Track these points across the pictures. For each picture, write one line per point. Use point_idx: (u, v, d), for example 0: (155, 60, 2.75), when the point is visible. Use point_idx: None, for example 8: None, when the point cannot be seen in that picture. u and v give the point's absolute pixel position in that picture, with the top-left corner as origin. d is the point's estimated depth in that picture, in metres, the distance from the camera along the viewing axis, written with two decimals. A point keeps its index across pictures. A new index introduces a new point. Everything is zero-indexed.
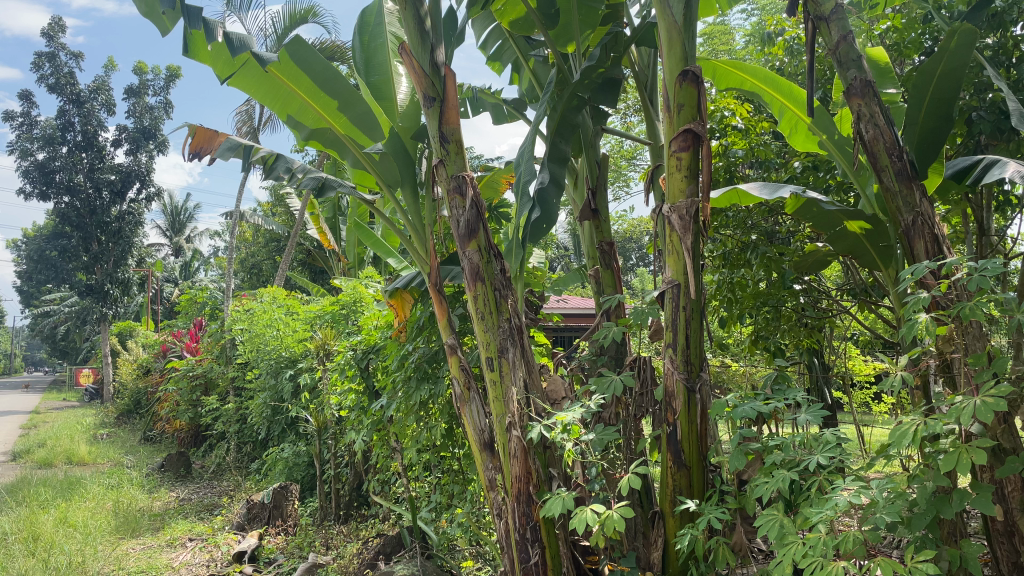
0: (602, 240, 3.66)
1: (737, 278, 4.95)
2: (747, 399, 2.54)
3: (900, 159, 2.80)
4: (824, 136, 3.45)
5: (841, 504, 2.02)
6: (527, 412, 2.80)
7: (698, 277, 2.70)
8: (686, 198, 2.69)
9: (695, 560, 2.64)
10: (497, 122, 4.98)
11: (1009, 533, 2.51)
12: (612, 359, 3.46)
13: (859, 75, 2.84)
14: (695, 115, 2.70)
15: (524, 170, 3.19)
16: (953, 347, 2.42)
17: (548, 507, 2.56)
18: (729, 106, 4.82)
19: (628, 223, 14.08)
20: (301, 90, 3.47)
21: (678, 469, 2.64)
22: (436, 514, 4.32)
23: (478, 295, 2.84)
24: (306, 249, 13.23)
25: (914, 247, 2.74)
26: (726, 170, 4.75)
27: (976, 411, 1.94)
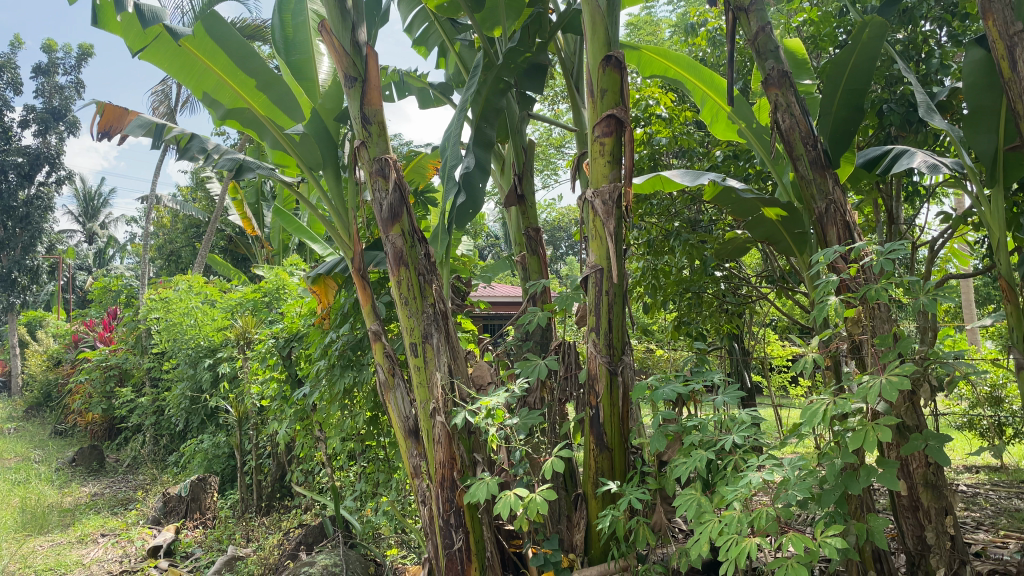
0: (528, 226, 3.69)
1: (661, 265, 5.05)
2: (667, 381, 2.59)
3: (815, 148, 2.87)
4: (743, 125, 3.52)
5: (755, 482, 2.09)
6: (452, 398, 2.78)
7: (621, 261, 2.72)
8: (609, 183, 2.72)
9: (616, 540, 2.68)
10: (424, 106, 4.92)
11: (913, 508, 2.62)
12: (537, 344, 3.48)
13: (777, 66, 2.91)
14: (618, 101, 2.72)
15: (450, 154, 3.15)
16: (862, 328, 2.51)
17: (472, 493, 2.56)
18: (653, 95, 4.88)
19: (556, 211, 14.20)
20: (218, 67, 3.33)
21: (601, 452, 2.68)
22: (361, 503, 4.27)
23: (401, 280, 2.80)
24: (228, 236, 12.86)
25: (826, 234, 2.83)
26: (651, 158, 4.81)
27: (881, 390, 2.03)
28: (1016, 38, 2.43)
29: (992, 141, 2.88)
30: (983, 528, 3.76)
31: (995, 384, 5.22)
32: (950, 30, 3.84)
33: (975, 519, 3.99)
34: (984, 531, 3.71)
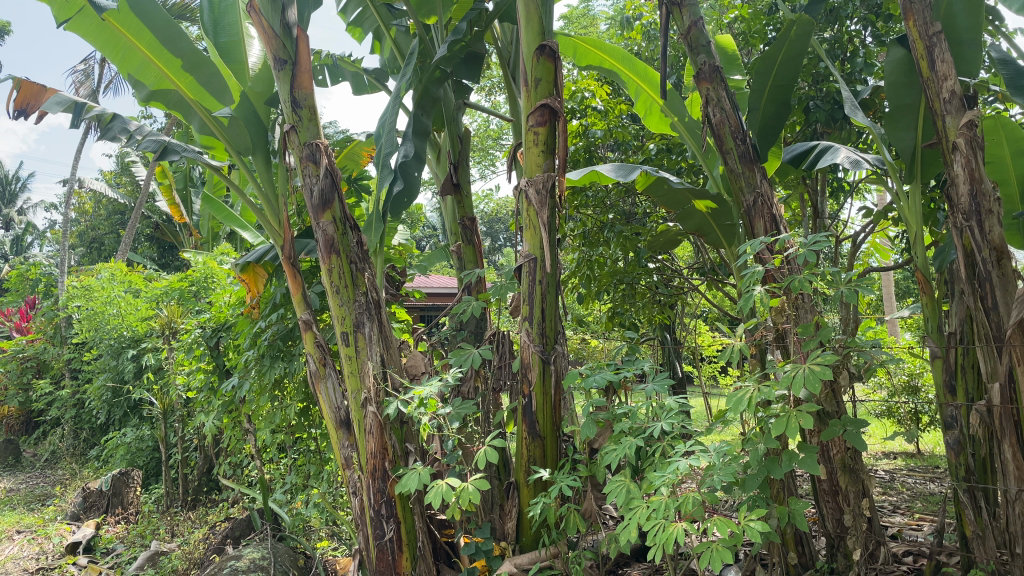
0: (463, 215, 3.67)
1: (596, 256, 5.11)
2: (598, 369, 2.62)
3: (744, 143, 2.93)
4: (676, 118, 3.57)
5: (682, 468, 2.13)
6: (384, 387, 2.75)
7: (554, 250, 2.73)
8: (543, 173, 2.73)
9: (547, 528, 2.70)
10: (358, 92, 4.84)
11: (833, 492, 2.70)
12: (472, 333, 3.47)
13: (709, 60, 2.96)
14: (552, 90, 2.72)
15: (385, 142, 3.11)
16: (786, 317, 2.59)
17: (404, 483, 2.54)
18: (589, 88, 4.91)
19: (493, 203, 14.21)
20: (142, 44, 3.17)
21: (533, 440, 2.69)
22: (291, 496, 4.18)
23: (333, 268, 2.75)
24: (155, 223, 12.46)
25: (754, 226, 2.89)
26: (586, 150, 4.85)
27: (803, 378, 2.09)
28: (935, 39, 2.52)
29: (910, 138, 2.98)
30: (899, 511, 3.92)
31: (912, 373, 5.46)
32: (873, 30, 3.98)
33: (892, 503, 4.16)
34: (900, 513, 3.87)
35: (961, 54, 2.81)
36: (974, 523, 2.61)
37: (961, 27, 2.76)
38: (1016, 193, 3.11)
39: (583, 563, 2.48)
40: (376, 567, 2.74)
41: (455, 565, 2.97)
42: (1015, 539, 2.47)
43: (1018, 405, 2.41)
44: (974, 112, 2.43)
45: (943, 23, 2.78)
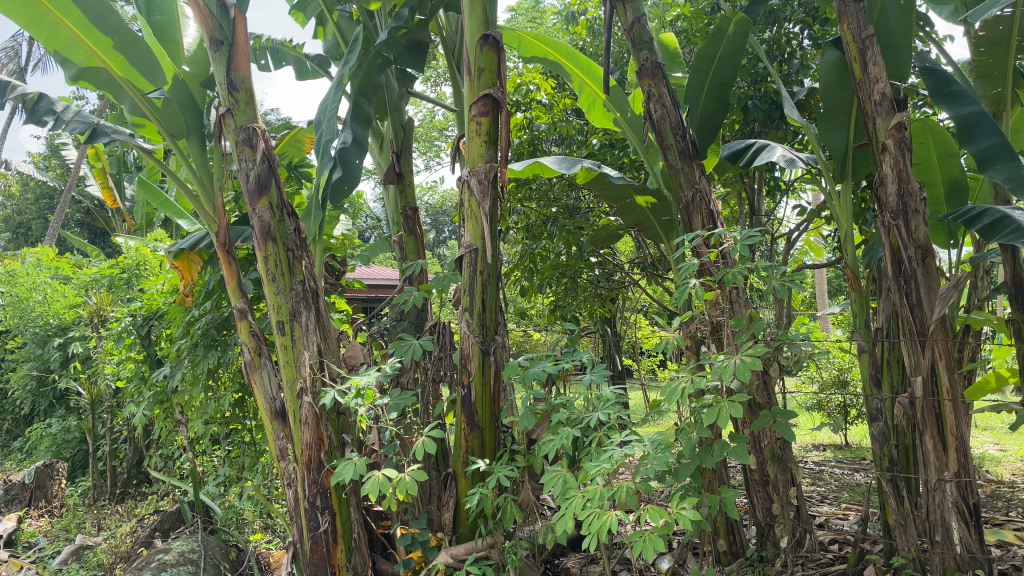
0: (406, 205, 3.62)
1: (539, 249, 5.04)
2: (538, 360, 2.63)
3: (684, 139, 2.97)
4: (619, 114, 3.59)
5: (617, 457, 2.16)
6: (320, 377, 2.71)
7: (495, 242, 2.73)
8: (485, 163, 2.72)
9: (484, 519, 2.70)
10: (300, 78, 4.74)
11: (764, 482, 2.77)
12: (412, 324, 3.44)
13: (651, 57, 2.98)
14: (495, 80, 2.71)
15: (325, 128, 3.05)
16: (720, 311, 2.64)
17: (339, 474, 2.51)
18: (534, 81, 4.91)
19: (438, 195, 14.15)
20: (70, 22, 2.98)
21: (471, 431, 2.68)
22: (224, 488, 4.08)
23: (269, 256, 2.69)
24: (86, 208, 12.02)
25: (692, 221, 2.94)
26: (531, 143, 4.85)
27: (735, 369, 2.13)
28: (868, 42, 2.59)
29: (843, 138, 3.06)
30: (826, 501, 4.04)
31: (840, 368, 5.63)
32: (811, 33, 4.07)
33: (820, 493, 4.29)
34: (828, 503, 3.99)
35: (893, 57, 2.89)
36: (896, 512, 2.69)
37: (894, 31, 2.84)
38: (941, 194, 3.23)
39: (519, 553, 2.49)
40: (310, 560, 2.70)
41: (391, 556, 2.96)
42: (934, 526, 2.56)
43: (938, 397, 2.50)
44: (903, 114, 2.51)
45: (877, 26, 2.86)
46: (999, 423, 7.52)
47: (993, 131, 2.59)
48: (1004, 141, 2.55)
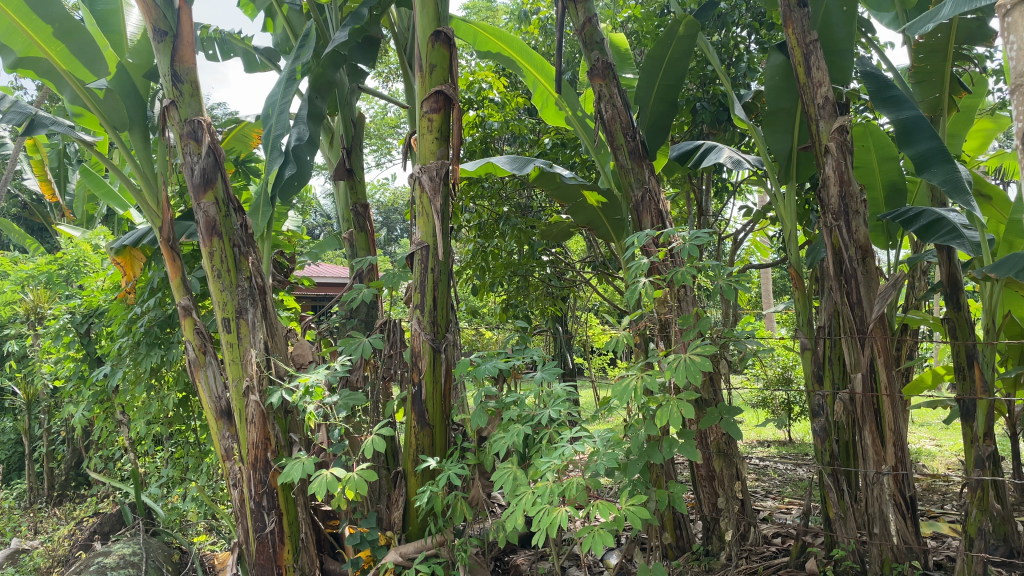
0: (357, 202, 3.58)
1: (491, 248, 5.09)
2: (489, 357, 2.64)
3: (634, 139, 3.01)
4: (570, 112, 3.59)
5: (567, 454, 2.18)
6: (267, 375, 2.67)
7: (446, 239, 2.73)
8: (437, 160, 2.71)
9: (433, 517, 2.70)
10: (248, 71, 4.66)
11: (710, 477, 2.83)
12: (362, 322, 3.39)
13: (601, 57, 3.01)
14: (447, 77, 2.71)
15: (275, 123, 3.00)
16: (669, 308, 2.69)
17: (286, 473, 2.47)
18: (487, 79, 4.91)
19: (390, 193, 14.06)
20: (9, 8, 2.91)
21: (422, 429, 2.67)
22: (166, 490, 3.99)
23: (214, 252, 2.64)
24: (22, 202, 11.62)
25: (641, 221, 2.97)
26: (483, 141, 4.87)
27: (683, 366, 2.17)
28: (811, 47, 2.66)
29: (787, 141, 3.14)
30: (771, 496, 4.13)
31: (784, 366, 5.77)
32: (758, 37, 4.16)
33: (765, 488, 4.39)
34: (772, 498, 4.08)
35: (837, 62, 2.97)
36: (837, 505, 2.75)
37: (838, 37, 2.92)
38: (881, 196, 3.32)
39: (468, 551, 2.49)
40: (256, 561, 2.65)
41: (339, 556, 2.93)
42: (872, 519, 2.64)
43: (877, 393, 2.58)
44: (845, 118, 2.58)
45: (821, 32, 2.93)
46: (934, 419, 7.78)
47: (931, 135, 2.67)
48: (941, 145, 2.63)
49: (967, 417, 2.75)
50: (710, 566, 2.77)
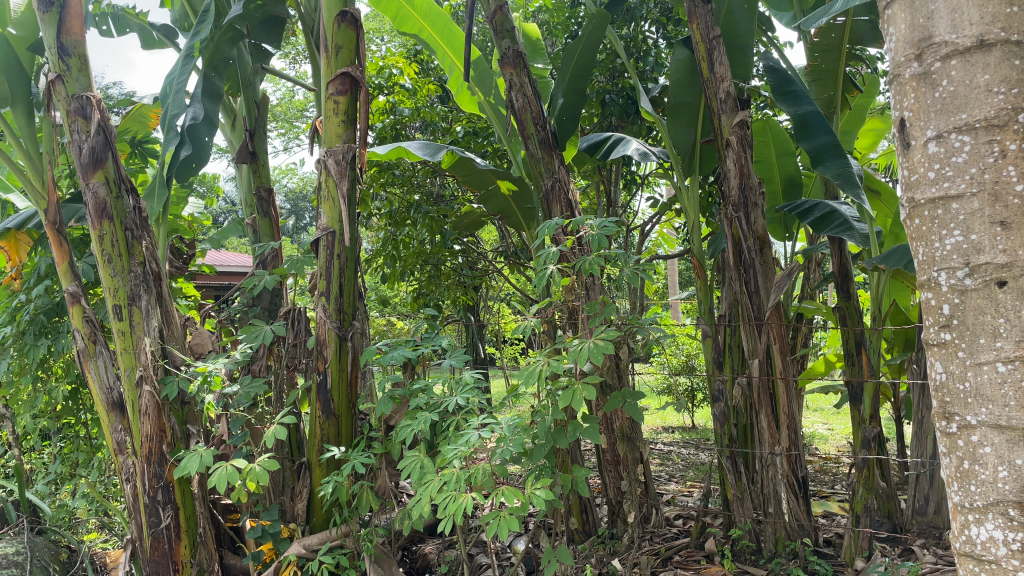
0: (260, 185, 3.46)
1: (402, 237, 5.02)
2: (397, 345, 2.61)
3: (544, 129, 3.02)
4: (483, 98, 3.56)
5: (473, 441, 2.18)
6: (162, 364, 2.57)
7: (353, 224, 2.68)
8: (343, 144, 2.65)
9: (338, 507, 2.66)
10: (145, 48, 4.44)
11: (615, 462, 2.90)
12: (265, 310, 3.29)
13: (512, 46, 3.00)
14: (353, 59, 2.65)
15: (172, 102, 2.87)
16: (576, 296, 2.73)
17: (183, 466, 2.38)
18: (398, 65, 4.83)
19: (298, 179, 13.71)
20: None
21: (327, 418, 2.62)
22: (55, 488, 3.78)
23: (104, 236, 2.51)
24: None
25: (551, 210, 2.99)
26: (393, 127, 4.80)
27: (589, 352, 2.20)
28: (715, 42, 2.72)
29: (690, 134, 3.22)
30: (673, 480, 4.25)
31: (688, 354, 5.94)
32: (664, 32, 4.23)
33: (668, 472, 4.50)
34: (675, 482, 4.20)
35: (738, 58, 3.07)
36: (734, 486, 2.83)
37: (740, 33, 3.00)
38: (778, 189, 3.46)
39: (374, 541, 2.47)
40: (150, 557, 2.55)
41: (239, 550, 2.86)
42: (767, 499, 2.76)
43: (772, 377, 2.69)
44: (745, 113, 2.66)
45: (724, 27, 3.01)
46: (827, 404, 8.17)
47: (826, 130, 2.79)
48: (835, 140, 2.75)
49: (855, 400, 2.90)
50: (614, 548, 2.85)
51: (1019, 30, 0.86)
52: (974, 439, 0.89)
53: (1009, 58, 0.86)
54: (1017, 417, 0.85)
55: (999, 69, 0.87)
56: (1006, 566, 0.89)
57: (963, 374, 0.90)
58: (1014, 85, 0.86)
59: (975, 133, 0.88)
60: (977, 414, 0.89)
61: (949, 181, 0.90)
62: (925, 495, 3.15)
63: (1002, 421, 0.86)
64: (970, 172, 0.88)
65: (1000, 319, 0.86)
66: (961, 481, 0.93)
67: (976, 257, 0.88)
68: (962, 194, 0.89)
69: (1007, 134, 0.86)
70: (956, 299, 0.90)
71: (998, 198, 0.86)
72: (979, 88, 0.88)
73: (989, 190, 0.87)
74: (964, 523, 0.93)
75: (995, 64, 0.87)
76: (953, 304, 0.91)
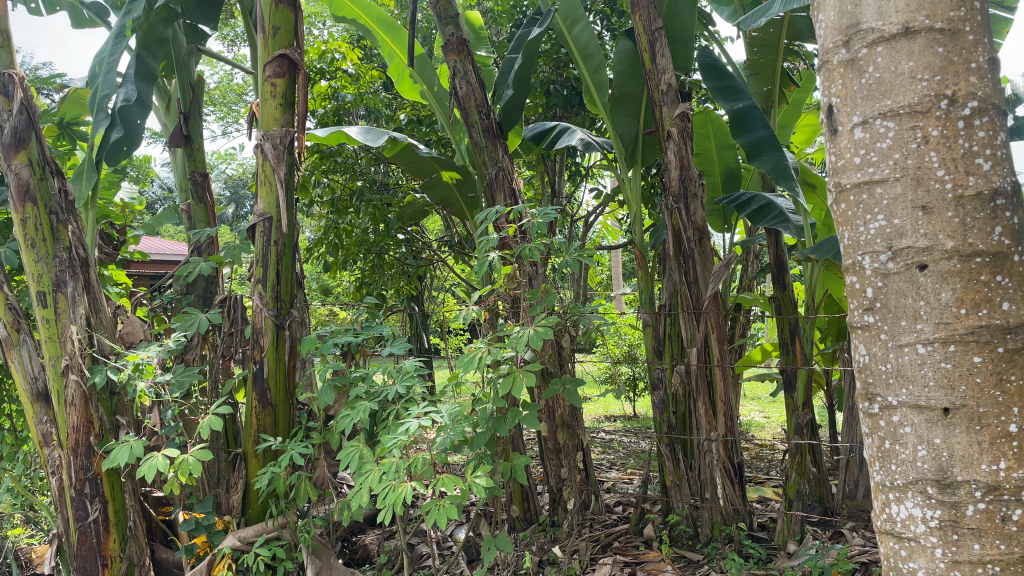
0: (194, 170, 3.34)
1: (343, 225, 4.90)
2: (337, 334, 2.57)
3: (488, 117, 3.01)
4: (426, 87, 3.52)
5: (413, 430, 2.15)
6: (89, 353, 2.48)
7: (290, 210, 2.62)
8: (280, 127, 2.59)
9: (275, 498, 2.61)
10: (75, 27, 4.27)
11: (557, 450, 2.91)
12: (200, 297, 3.19)
13: (456, 32, 2.97)
14: (291, 40, 2.59)
15: (102, 81, 2.75)
16: (518, 284, 2.73)
17: (112, 458, 2.30)
18: (340, 50, 4.74)
19: (237, 165, 13.39)
20: None
21: (263, 408, 2.56)
22: None
23: (27, 220, 2.41)
24: None
25: (495, 198, 2.98)
26: (336, 113, 4.68)
27: (529, 339, 2.21)
28: (656, 34, 2.74)
29: (632, 125, 3.24)
30: (614, 467, 4.30)
31: (630, 344, 6.01)
32: (608, 24, 4.24)
33: (609, 460, 4.56)
34: (616, 469, 4.25)
35: (679, 50, 3.10)
36: (673, 473, 2.88)
37: (682, 25, 3.03)
38: (718, 181, 3.52)
39: (312, 531, 2.43)
40: (76, 552, 2.46)
41: (172, 543, 2.79)
42: (704, 485, 2.82)
43: (710, 365, 2.73)
44: (685, 105, 2.69)
45: (667, 19, 3.03)
46: (763, 392, 8.40)
47: (763, 124, 2.84)
48: (771, 134, 2.81)
49: (789, 388, 2.97)
50: (554, 536, 2.86)
51: (943, 18, 0.89)
52: (895, 420, 0.92)
53: (932, 45, 0.89)
54: (935, 397, 0.88)
55: (922, 56, 0.89)
56: (925, 543, 0.92)
57: (885, 356, 0.93)
58: (937, 72, 0.89)
59: (899, 119, 0.90)
60: (898, 395, 0.91)
61: (873, 167, 0.93)
62: (855, 480, 3.25)
63: (921, 401, 0.89)
64: (894, 158, 0.91)
65: (920, 301, 0.88)
66: (882, 461, 0.95)
67: (898, 242, 0.90)
68: (886, 179, 0.91)
69: (930, 120, 0.89)
70: (879, 283, 0.92)
71: (921, 183, 0.89)
72: (904, 75, 0.90)
73: (911, 175, 0.89)
74: (886, 501, 0.96)
75: (919, 51, 0.89)
76: (876, 288, 0.93)
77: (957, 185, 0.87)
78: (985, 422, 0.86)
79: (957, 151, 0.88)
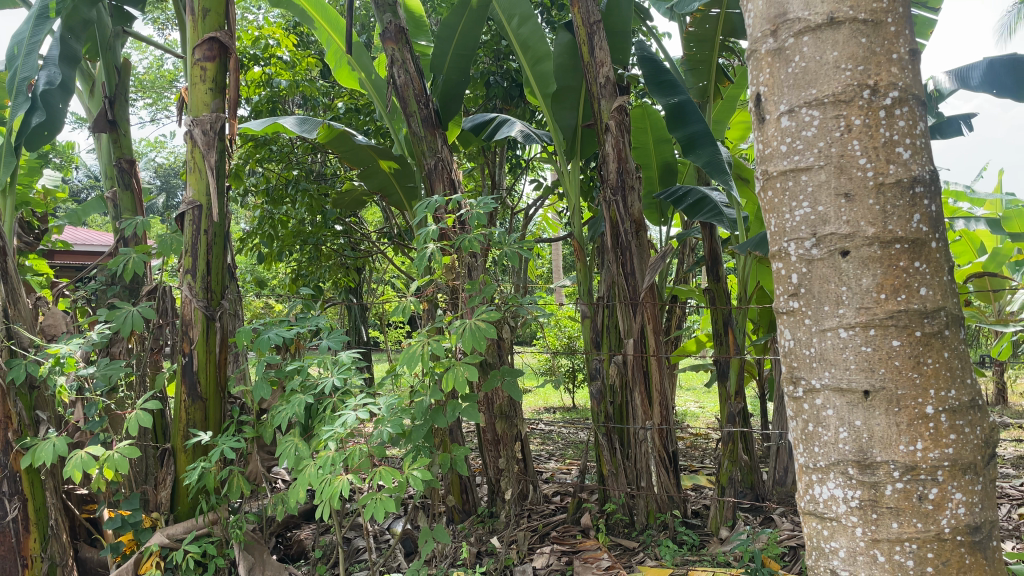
0: (120, 156, 3.20)
1: (279, 215, 4.81)
2: (271, 325, 2.51)
3: (426, 107, 2.97)
4: (364, 75, 3.46)
5: (350, 422, 2.11)
6: (6, 345, 2.37)
7: (221, 198, 2.55)
8: (210, 113, 2.52)
9: (206, 493, 2.54)
10: None
11: (495, 441, 2.92)
12: (126, 289, 3.08)
13: (394, 20, 2.92)
14: (222, 23, 2.52)
15: (21, 62, 2.61)
16: (457, 275, 2.71)
17: (32, 455, 2.21)
18: (274, 36, 4.63)
19: (168, 152, 12.96)
20: None
21: (193, 402, 2.49)
22: None
23: None
24: None
25: (433, 189, 2.96)
26: (269, 100, 4.54)
27: (470, 331, 2.20)
28: (594, 27, 2.74)
29: (571, 117, 3.25)
30: (553, 458, 4.32)
31: (570, 337, 6.06)
32: (548, 17, 4.25)
33: (548, 451, 4.59)
34: (554, 460, 4.29)
35: (617, 42, 3.12)
36: (609, 463, 2.88)
37: (619, 18, 3.05)
38: (655, 175, 3.56)
39: (244, 527, 2.38)
40: None
41: (97, 542, 2.69)
42: (640, 473, 2.85)
43: (646, 355, 2.78)
44: (623, 98, 2.72)
45: (605, 12, 3.04)
46: (699, 383, 8.57)
47: (699, 118, 2.88)
48: (707, 129, 2.85)
49: (723, 377, 3.03)
50: (492, 526, 2.87)
51: (866, 9, 0.92)
52: (818, 403, 0.95)
53: (855, 36, 0.91)
54: (856, 380, 0.90)
55: (846, 47, 0.91)
56: (845, 523, 0.94)
57: (808, 340, 0.95)
58: (860, 62, 0.91)
59: (823, 108, 0.92)
60: (821, 378, 0.94)
61: (799, 155, 0.94)
62: (784, 466, 3.39)
63: (843, 384, 0.91)
64: (819, 146, 0.92)
65: (843, 287, 0.91)
66: (806, 443, 0.98)
67: (822, 229, 0.92)
68: (811, 166, 0.93)
69: (852, 110, 0.91)
70: (803, 269, 0.95)
71: (843, 171, 0.91)
72: (828, 64, 0.92)
73: (834, 163, 0.91)
74: (809, 483, 0.99)
75: (843, 42, 0.91)
76: (801, 274, 0.95)
77: (878, 173, 0.90)
78: (903, 404, 0.89)
79: (878, 140, 0.90)
